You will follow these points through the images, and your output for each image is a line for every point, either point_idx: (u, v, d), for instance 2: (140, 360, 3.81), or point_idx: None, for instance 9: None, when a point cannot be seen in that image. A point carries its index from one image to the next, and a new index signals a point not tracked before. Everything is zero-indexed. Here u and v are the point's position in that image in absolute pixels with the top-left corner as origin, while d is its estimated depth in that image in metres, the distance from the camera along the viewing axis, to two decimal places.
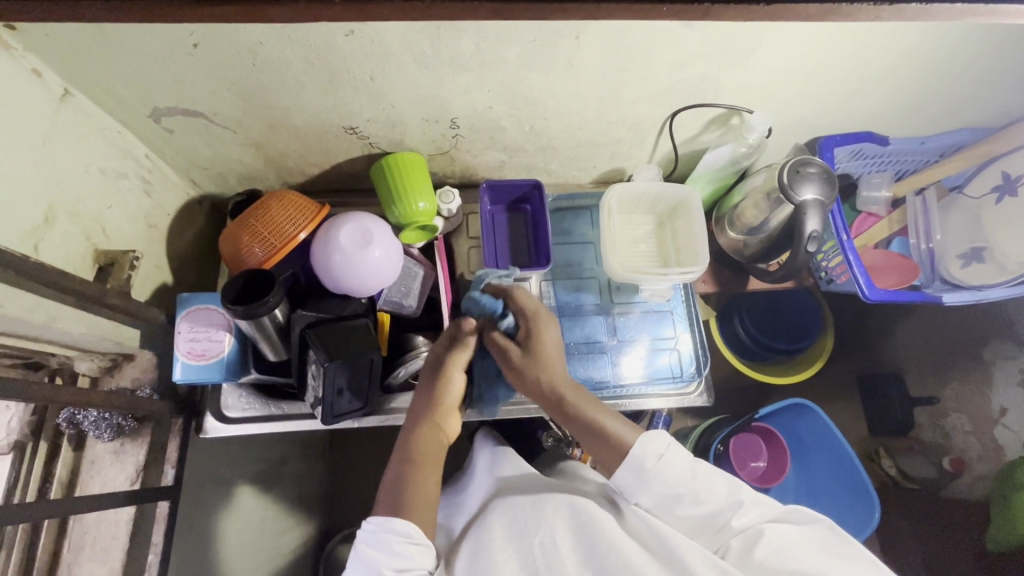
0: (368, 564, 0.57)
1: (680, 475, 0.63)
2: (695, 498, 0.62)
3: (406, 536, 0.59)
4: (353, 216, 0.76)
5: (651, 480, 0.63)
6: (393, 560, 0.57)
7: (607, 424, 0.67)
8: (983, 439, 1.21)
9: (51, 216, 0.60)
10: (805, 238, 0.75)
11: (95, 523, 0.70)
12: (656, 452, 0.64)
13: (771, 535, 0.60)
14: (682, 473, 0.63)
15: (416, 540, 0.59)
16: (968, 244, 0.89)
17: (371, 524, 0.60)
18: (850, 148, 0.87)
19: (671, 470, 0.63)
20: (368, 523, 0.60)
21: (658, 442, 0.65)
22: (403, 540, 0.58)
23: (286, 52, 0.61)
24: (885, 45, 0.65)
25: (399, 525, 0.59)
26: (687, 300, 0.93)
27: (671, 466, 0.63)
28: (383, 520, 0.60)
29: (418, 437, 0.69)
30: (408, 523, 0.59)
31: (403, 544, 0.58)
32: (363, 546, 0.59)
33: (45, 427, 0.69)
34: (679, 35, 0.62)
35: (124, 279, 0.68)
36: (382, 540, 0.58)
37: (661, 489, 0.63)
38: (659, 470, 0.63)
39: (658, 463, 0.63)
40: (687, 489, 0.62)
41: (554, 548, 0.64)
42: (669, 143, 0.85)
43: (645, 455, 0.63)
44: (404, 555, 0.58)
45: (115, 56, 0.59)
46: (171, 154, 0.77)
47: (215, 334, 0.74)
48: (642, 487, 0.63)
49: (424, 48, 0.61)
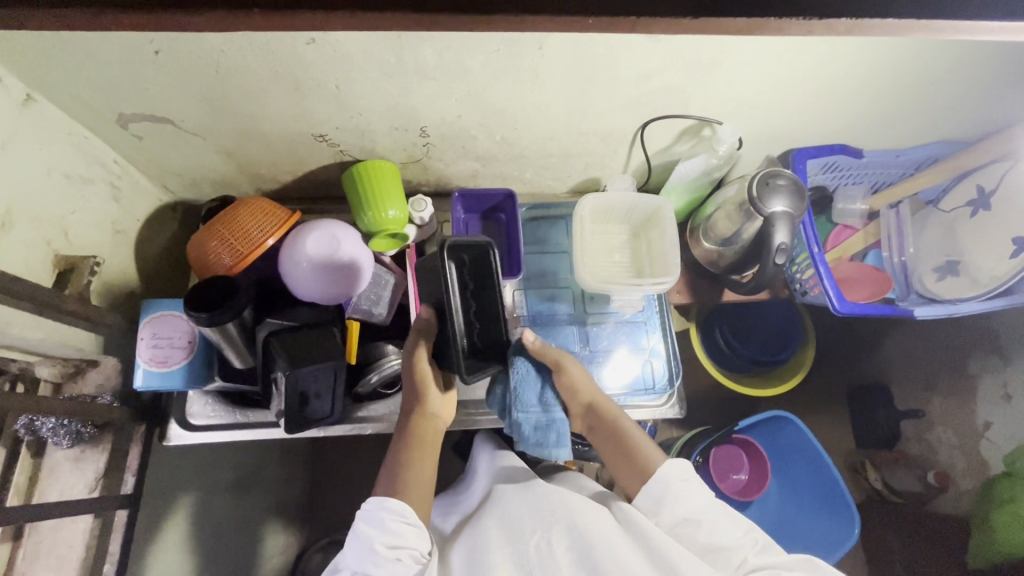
0: (363, 540, 0.59)
1: (700, 504, 0.64)
2: (712, 527, 0.62)
3: (402, 516, 0.61)
4: (321, 223, 0.76)
5: (674, 497, 0.65)
6: (387, 537, 0.60)
7: (642, 446, 0.71)
8: (970, 455, 1.19)
9: (9, 222, 0.59)
10: (773, 250, 0.75)
11: (52, 531, 0.68)
12: (681, 475, 0.67)
13: None
14: (704, 503, 0.65)
15: (410, 521, 0.61)
16: (943, 258, 0.88)
17: (368, 504, 0.62)
18: (823, 160, 0.87)
19: (693, 495, 0.65)
20: (367, 503, 0.63)
21: (681, 469, 0.67)
22: (398, 519, 0.61)
23: (248, 60, 0.61)
24: (849, 59, 0.66)
25: (394, 504, 0.62)
26: (661, 311, 0.93)
27: (693, 492, 0.65)
28: (380, 501, 0.62)
29: (412, 430, 0.71)
30: (402, 504, 0.62)
31: (399, 523, 0.61)
32: (359, 524, 0.61)
33: (0, 434, 0.65)
34: (642, 48, 0.62)
35: (83, 285, 0.68)
36: (378, 518, 0.61)
37: (678, 513, 0.64)
38: (683, 491, 0.65)
39: (683, 484, 0.66)
40: (703, 516, 0.63)
41: (549, 550, 0.62)
42: (642, 154, 0.85)
43: (671, 475, 0.66)
44: (398, 533, 0.60)
45: (76, 62, 0.59)
46: (141, 160, 0.77)
47: (178, 341, 0.73)
48: (660, 504, 0.65)
49: (386, 57, 0.61)
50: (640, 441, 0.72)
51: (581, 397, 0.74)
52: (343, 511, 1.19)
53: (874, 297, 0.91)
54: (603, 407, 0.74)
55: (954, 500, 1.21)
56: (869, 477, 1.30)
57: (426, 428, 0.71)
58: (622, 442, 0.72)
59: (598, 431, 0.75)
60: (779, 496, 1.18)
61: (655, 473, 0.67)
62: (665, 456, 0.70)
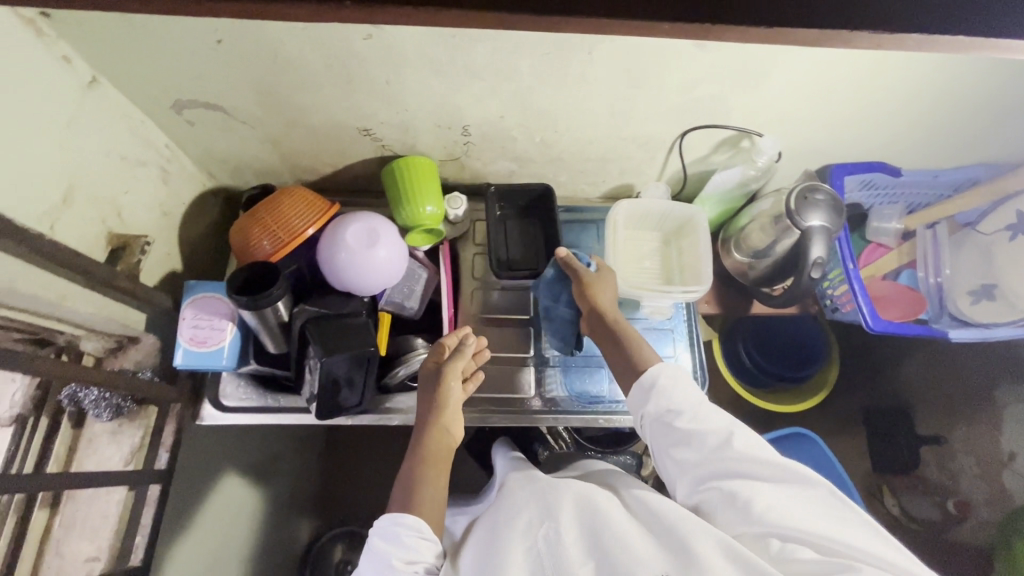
0: (381, 554, 0.60)
1: (687, 398, 0.65)
2: (695, 419, 0.64)
3: (418, 531, 0.63)
4: (361, 214, 0.77)
5: (662, 394, 0.66)
6: (405, 553, 0.60)
7: (639, 348, 0.72)
8: (992, 484, 1.20)
9: (69, 198, 0.62)
10: (809, 264, 0.75)
11: (87, 501, 0.70)
12: (671, 375, 0.68)
13: (764, 488, 0.57)
14: (691, 398, 0.66)
15: (426, 535, 0.63)
16: (979, 281, 0.87)
17: (382, 521, 0.64)
18: (861, 177, 0.86)
19: (679, 390, 0.66)
20: (381, 520, 0.64)
21: (671, 369, 0.68)
22: (414, 534, 0.62)
23: (305, 52, 0.63)
24: (897, 76, 0.66)
25: (411, 521, 0.63)
26: (689, 320, 0.93)
27: (680, 389, 0.66)
28: (396, 517, 0.63)
29: (425, 444, 0.71)
30: (420, 521, 0.64)
31: (414, 538, 0.62)
32: (377, 540, 0.62)
33: (47, 403, 0.68)
34: (692, 56, 0.63)
35: (135, 262, 0.70)
36: (394, 534, 0.62)
37: (665, 404, 0.66)
38: (669, 387, 0.66)
39: (671, 381, 0.67)
40: (690, 410, 0.64)
41: (557, 541, 0.58)
42: (679, 162, 0.86)
43: (660, 374, 0.67)
44: (415, 548, 0.61)
45: (144, 48, 0.61)
46: (190, 145, 0.79)
47: (218, 323, 0.75)
48: (649, 396, 0.67)
49: (440, 56, 0.63)
50: (637, 343, 0.73)
51: (597, 298, 0.77)
52: (357, 502, 1.20)
53: (906, 316, 0.91)
54: (609, 311, 0.76)
55: (972, 531, 1.21)
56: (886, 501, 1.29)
57: (439, 442, 0.72)
58: (620, 344, 0.73)
59: (599, 330, 0.77)
60: None
61: (647, 369, 0.69)
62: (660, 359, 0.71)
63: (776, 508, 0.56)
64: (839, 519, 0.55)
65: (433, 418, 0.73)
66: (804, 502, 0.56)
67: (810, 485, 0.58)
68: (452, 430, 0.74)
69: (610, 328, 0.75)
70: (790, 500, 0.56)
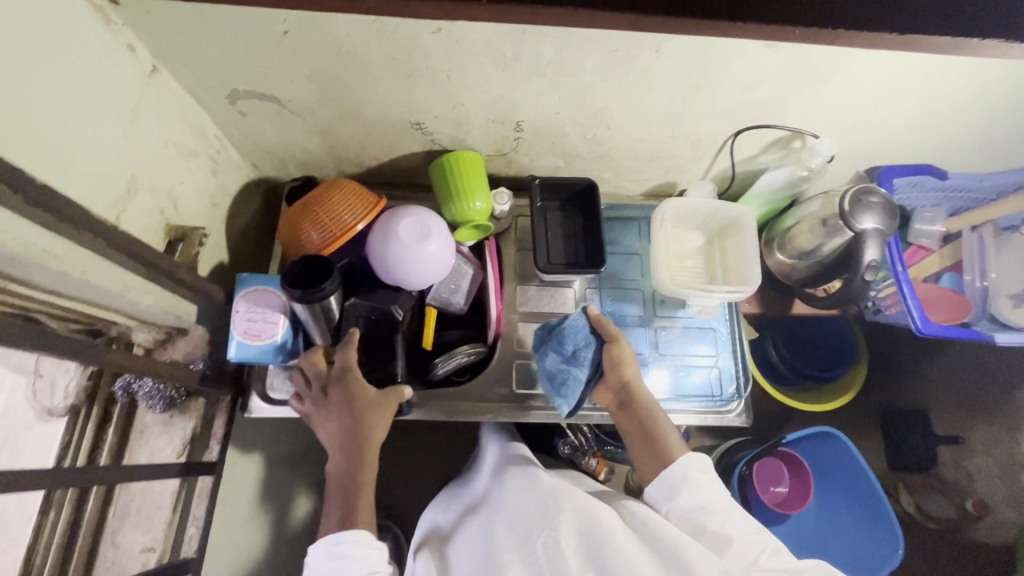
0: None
1: (715, 497, 0.65)
2: (726, 520, 0.63)
3: (360, 542, 0.64)
4: (412, 209, 0.77)
5: (688, 487, 0.66)
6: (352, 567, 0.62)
7: (665, 437, 0.72)
8: (1010, 486, 1.27)
9: (133, 188, 0.61)
10: (862, 266, 0.75)
11: (140, 492, 0.71)
12: (701, 467, 0.68)
13: None
14: (719, 496, 0.66)
15: (371, 543, 0.65)
16: (1022, 287, 0.89)
17: (317, 545, 0.64)
18: (909, 180, 0.85)
19: (708, 486, 0.66)
20: (316, 544, 0.65)
21: (701, 461, 0.68)
22: (359, 546, 0.64)
23: (371, 45, 0.62)
24: (965, 79, 0.65)
25: (348, 535, 0.64)
26: (730, 320, 0.93)
27: (710, 486, 0.66)
28: (333, 537, 0.64)
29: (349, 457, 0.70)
30: (356, 533, 0.65)
31: (356, 552, 0.63)
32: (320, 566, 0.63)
33: (98, 394, 0.71)
34: (758, 57, 0.62)
35: (193, 254, 0.69)
36: (335, 554, 0.63)
37: (696, 499, 0.65)
38: (699, 481, 0.66)
39: (701, 476, 0.67)
40: (720, 509, 0.64)
41: (556, 548, 0.60)
42: (728, 161, 0.85)
43: (692, 465, 0.68)
44: (363, 558, 0.63)
45: (209, 38, 0.60)
46: (239, 136, 0.79)
47: (270, 316, 0.74)
48: (677, 491, 0.66)
49: (505, 51, 0.62)
50: (664, 431, 0.73)
51: (624, 372, 0.75)
52: None
53: (953, 318, 0.91)
54: (636, 392, 0.75)
55: (989, 529, 1.24)
56: (902, 500, 1.27)
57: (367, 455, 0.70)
58: (645, 429, 0.73)
59: (625, 410, 0.76)
60: (818, 512, 1.18)
61: (677, 461, 0.69)
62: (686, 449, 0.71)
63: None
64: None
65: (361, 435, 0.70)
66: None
67: None
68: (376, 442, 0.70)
69: (640, 414, 0.74)
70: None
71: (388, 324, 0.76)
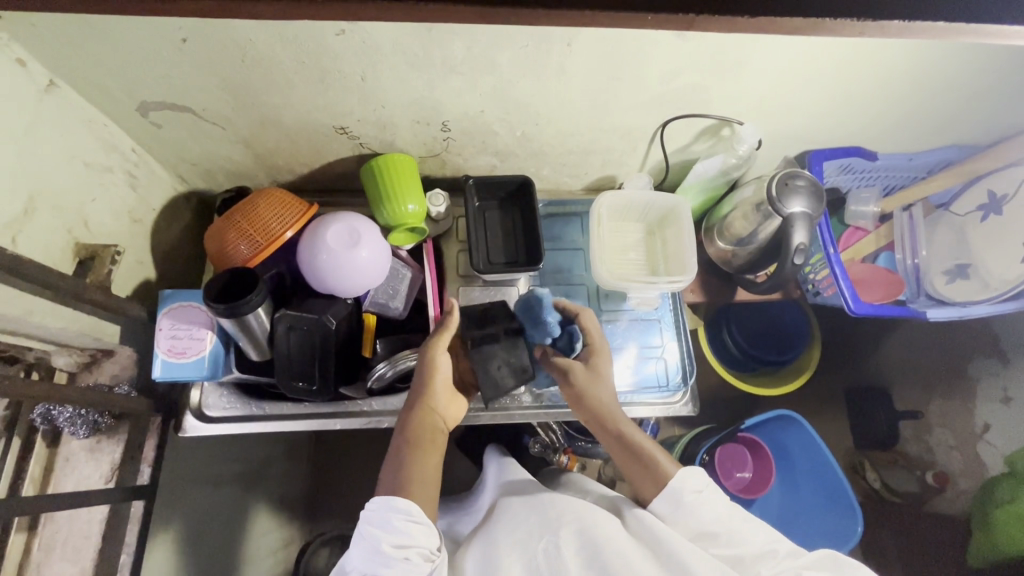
0: (370, 540, 0.57)
1: (717, 515, 0.63)
2: (729, 539, 0.61)
3: (408, 515, 0.59)
4: (341, 215, 0.75)
5: (688, 510, 0.63)
6: (395, 537, 0.57)
7: (654, 454, 0.68)
8: (966, 453, 1.26)
9: (31, 208, 0.59)
10: (792, 250, 0.75)
11: (67, 521, 0.68)
12: (695, 486, 0.65)
13: None
14: (720, 513, 0.63)
15: (417, 518, 0.59)
16: (953, 261, 0.91)
17: (374, 502, 0.60)
18: (839, 162, 0.87)
19: (710, 506, 0.63)
20: (371, 502, 0.60)
21: (695, 479, 0.66)
22: (404, 518, 0.58)
23: (276, 50, 0.60)
24: (874, 61, 0.66)
25: (401, 503, 0.59)
26: (675, 309, 0.93)
27: (709, 504, 0.64)
28: (386, 499, 0.60)
29: (417, 422, 0.67)
30: (412, 504, 0.59)
31: (405, 522, 0.58)
32: (365, 525, 0.59)
33: (20, 420, 0.66)
34: (670, 46, 0.62)
35: (104, 273, 0.67)
36: (384, 518, 0.58)
37: (694, 526, 0.63)
38: (696, 503, 0.63)
39: (697, 496, 0.64)
40: (723, 528, 0.62)
41: (555, 550, 0.61)
42: (661, 152, 0.86)
43: (685, 487, 0.64)
44: (404, 532, 0.58)
45: (101, 49, 0.58)
46: (158, 149, 0.76)
47: (196, 332, 0.73)
48: (677, 510, 0.64)
49: (415, 50, 0.61)
50: (652, 449, 0.69)
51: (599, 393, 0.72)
52: (349, 505, 1.19)
53: (888, 297, 0.93)
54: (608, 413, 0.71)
55: (952, 501, 1.25)
56: (868, 476, 1.27)
57: (425, 422, 0.68)
58: (630, 448, 0.69)
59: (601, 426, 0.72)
60: (783, 495, 1.19)
61: (670, 477, 0.65)
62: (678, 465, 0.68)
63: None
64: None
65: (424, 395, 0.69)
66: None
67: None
68: (440, 412, 0.69)
69: (620, 433, 0.71)
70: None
71: (322, 334, 0.75)
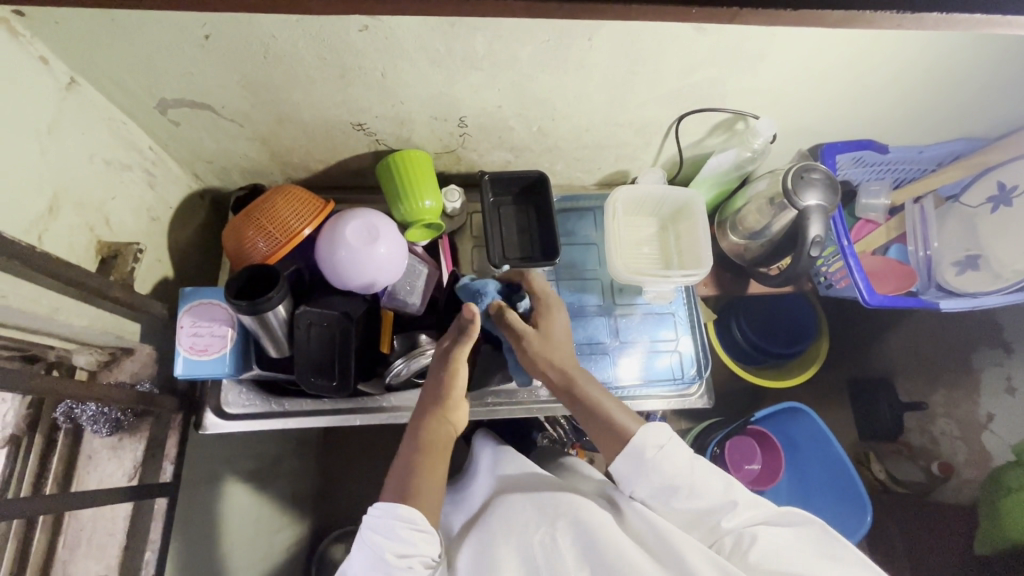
0: (373, 548, 0.58)
1: (679, 471, 0.62)
2: (690, 492, 0.62)
3: (413, 524, 0.58)
4: (359, 211, 0.75)
5: (650, 470, 0.62)
6: (398, 546, 0.57)
7: (617, 417, 0.65)
8: (972, 445, 1.21)
9: (55, 207, 0.59)
10: (809, 242, 0.76)
11: (91, 519, 0.68)
12: (656, 442, 0.63)
13: (764, 541, 0.59)
14: (681, 464, 0.63)
15: (421, 527, 0.59)
16: (963, 252, 0.91)
17: (378, 510, 0.59)
18: (853, 155, 0.88)
19: (671, 463, 0.62)
20: (374, 508, 0.60)
21: (658, 435, 0.64)
22: (408, 528, 0.58)
23: (299, 46, 0.60)
24: (891, 55, 0.66)
25: (404, 512, 0.58)
26: (689, 303, 0.94)
27: (672, 458, 0.63)
28: (389, 507, 0.59)
29: (426, 434, 0.66)
30: (413, 511, 0.59)
31: (408, 532, 0.58)
32: (368, 531, 0.59)
33: (41, 421, 0.68)
34: (690, 41, 0.62)
35: (127, 270, 0.67)
36: (389, 527, 0.58)
37: (659, 481, 0.63)
38: (658, 461, 0.62)
39: (660, 453, 0.63)
40: (683, 483, 0.62)
41: (553, 546, 0.64)
42: (675, 146, 0.86)
43: (646, 444, 0.63)
44: (408, 541, 0.58)
45: (123, 45, 0.58)
46: (175, 147, 0.76)
47: (218, 329, 0.73)
48: (642, 469, 0.63)
49: (437, 46, 0.61)
50: (613, 408, 0.66)
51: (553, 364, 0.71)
52: (360, 501, 1.20)
53: (901, 288, 0.94)
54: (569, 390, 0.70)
55: (957, 489, 1.22)
56: (873, 467, 1.30)
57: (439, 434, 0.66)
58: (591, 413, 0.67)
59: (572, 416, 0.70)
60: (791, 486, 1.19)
61: (634, 438, 0.63)
62: (641, 421, 0.66)
63: (777, 553, 0.58)
64: (835, 558, 0.57)
65: (436, 405, 0.68)
66: (804, 543, 0.59)
67: (806, 521, 0.61)
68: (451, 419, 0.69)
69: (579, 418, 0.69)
70: (789, 543, 0.59)
71: (343, 330, 0.76)
